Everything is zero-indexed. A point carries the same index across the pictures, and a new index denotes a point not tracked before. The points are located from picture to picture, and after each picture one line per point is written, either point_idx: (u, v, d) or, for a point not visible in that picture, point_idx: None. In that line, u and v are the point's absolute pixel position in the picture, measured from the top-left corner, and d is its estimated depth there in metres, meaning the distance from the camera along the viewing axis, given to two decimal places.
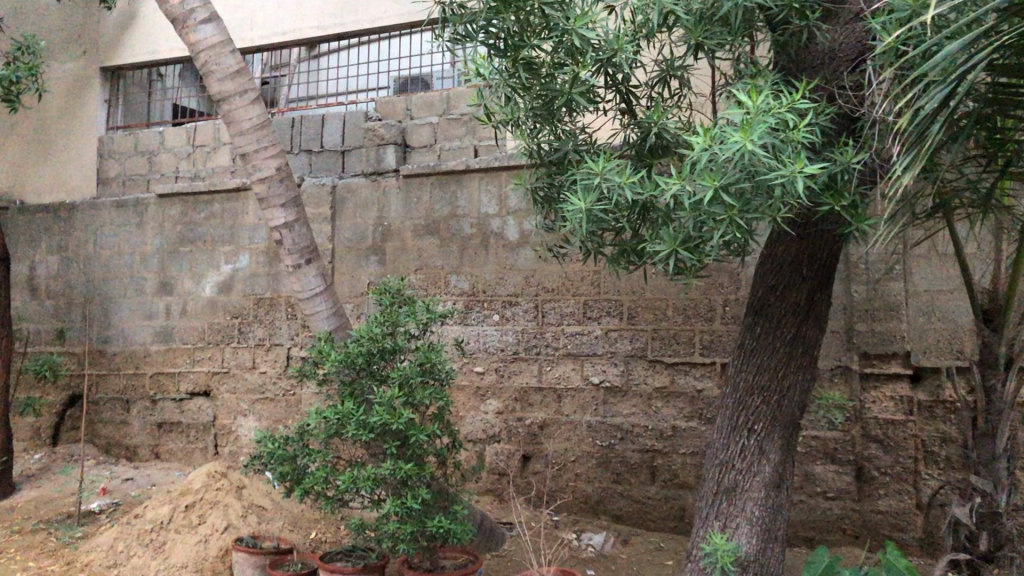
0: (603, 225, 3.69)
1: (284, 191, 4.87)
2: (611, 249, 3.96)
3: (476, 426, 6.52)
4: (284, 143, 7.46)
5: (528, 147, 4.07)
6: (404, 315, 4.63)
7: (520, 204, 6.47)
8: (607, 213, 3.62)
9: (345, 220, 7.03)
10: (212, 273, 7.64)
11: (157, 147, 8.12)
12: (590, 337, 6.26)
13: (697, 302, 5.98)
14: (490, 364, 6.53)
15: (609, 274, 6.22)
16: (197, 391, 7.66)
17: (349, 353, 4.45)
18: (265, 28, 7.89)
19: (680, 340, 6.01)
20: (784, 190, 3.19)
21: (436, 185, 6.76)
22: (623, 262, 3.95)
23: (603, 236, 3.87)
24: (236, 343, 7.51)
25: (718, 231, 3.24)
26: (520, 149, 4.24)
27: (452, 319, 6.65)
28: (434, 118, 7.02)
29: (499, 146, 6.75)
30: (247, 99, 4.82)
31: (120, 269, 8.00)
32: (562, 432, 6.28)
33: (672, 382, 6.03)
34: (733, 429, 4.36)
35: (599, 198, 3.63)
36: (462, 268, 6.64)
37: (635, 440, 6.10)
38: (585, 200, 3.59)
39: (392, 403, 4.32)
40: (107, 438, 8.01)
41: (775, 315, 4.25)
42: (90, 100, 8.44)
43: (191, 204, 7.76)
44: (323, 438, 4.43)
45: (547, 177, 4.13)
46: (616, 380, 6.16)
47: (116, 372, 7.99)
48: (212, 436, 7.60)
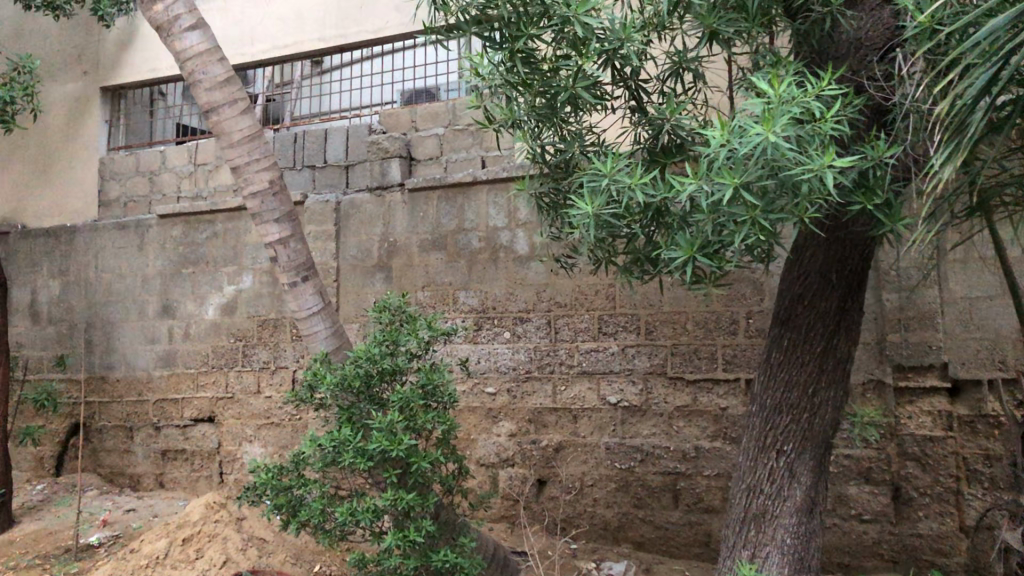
0: (614, 230, 3.39)
1: (277, 205, 4.62)
2: (623, 257, 3.68)
3: (489, 449, 6.22)
4: (286, 159, 7.24)
5: (531, 149, 3.79)
6: (405, 334, 4.36)
7: (530, 216, 6.19)
8: (618, 217, 3.32)
9: (350, 238, 6.78)
10: (215, 294, 7.40)
11: (159, 167, 7.92)
12: (606, 354, 5.95)
13: (718, 315, 5.66)
14: (502, 384, 6.23)
15: (624, 287, 5.92)
16: (202, 417, 7.40)
17: (347, 376, 4.18)
18: (266, 42, 7.69)
19: (701, 355, 5.69)
20: (812, 186, 2.88)
21: (443, 198, 6.50)
22: (636, 271, 3.67)
23: (615, 243, 3.58)
24: (240, 367, 7.26)
25: (739, 234, 2.94)
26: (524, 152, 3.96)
27: (461, 338, 6.37)
28: (440, 129, 6.76)
29: (507, 155, 6.46)
30: (237, 109, 4.58)
31: (122, 293, 7.78)
32: (578, 454, 5.96)
33: (694, 401, 5.71)
34: (760, 450, 4.03)
35: (608, 201, 3.34)
36: (471, 284, 6.37)
37: (656, 462, 5.77)
38: (593, 203, 3.30)
39: (392, 429, 4.04)
40: (110, 467, 7.77)
41: (803, 326, 3.93)
42: (90, 121, 8.27)
43: (192, 224, 7.54)
44: (319, 467, 4.14)
45: (553, 181, 3.84)
46: (634, 399, 5.85)
47: (119, 399, 7.76)
48: (217, 464, 7.33)
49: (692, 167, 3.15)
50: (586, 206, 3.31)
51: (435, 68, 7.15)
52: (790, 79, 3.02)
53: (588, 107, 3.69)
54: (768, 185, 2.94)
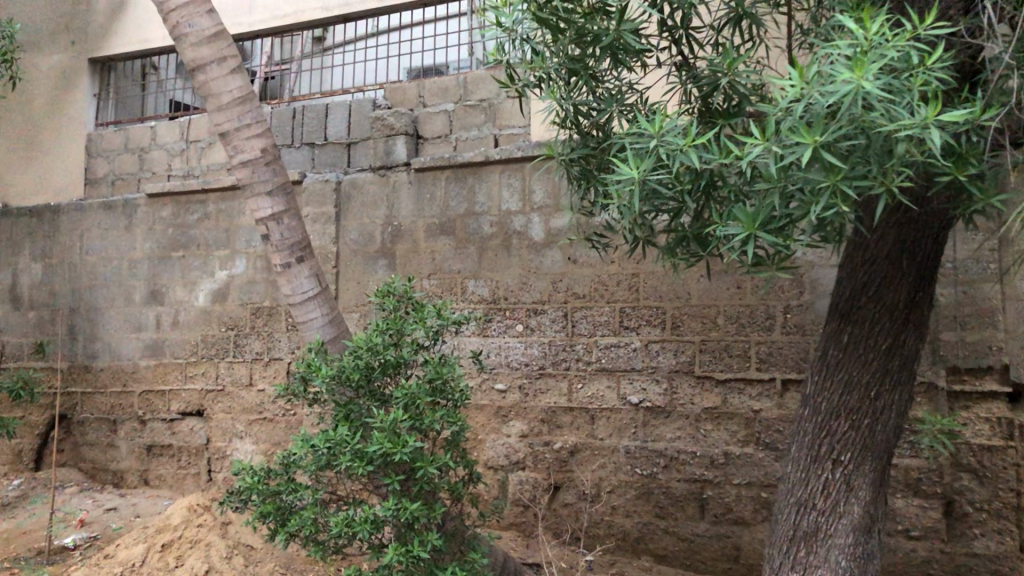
0: (660, 202, 2.92)
1: (271, 176, 4.14)
2: (666, 236, 3.20)
3: (498, 451, 5.74)
4: (285, 136, 6.76)
5: (563, 108, 3.31)
6: (411, 322, 3.88)
7: (547, 199, 5.71)
8: (666, 186, 2.85)
9: (351, 221, 6.29)
10: (206, 280, 6.92)
11: (149, 143, 7.44)
12: (628, 350, 5.46)
13: (752, 308, 5.17)
14: (513, 381, 5.74)
15: (650, 276, 5.43)
16: (190, 411, 6.93)
17: (344, 368, 3.72)
18: (265, 12, 7.20)
19: (733, 352, 5.21)
20: (909, 147, 2.42)
21: (452, 178, 6.01)
22: (680, 251, 3.20)
23: (657, 219, 3.10)
24: (232, 358, 6.78)
25: (818, 204, 2.48)
26: (553, 113, 3.47)
27: (470, 329, 5.89)
28: (450, 105, 6.28)
29: (522, 134, 5.99)
30: (227, 68, 4.10)
31: (108, 277, 7.30)
32: (595, 458, 5.49)
33: (724, 403, 5.23)
34: (813, 460, 3.55)
35: (655, 167, 2.86)
36: (481, 271, 5.88)
37: (680, 469, 5.29)
38: (638, 167, 2.80)
39: (398, 429, 3.56)
40: (93, 462, 7.30)
41: (866, 320, 3.45)
42: (77, 94, 7.78)
43: (183, 204, 7.06)
44: (311, 471, 3.66)
45: (586, 147, 3.36)
46: (658, 400, 5.37)
47: (103, 390, 7.28)
48: (205, 461, 6.85)
49: (757, 128, 2.69)
50: (630, 168, 2.82)
51: (446, 41, 6.67)
52: (882, 20, 2.53)
53: (630, 61, 3.23)
54: (852, 144, 2.47)
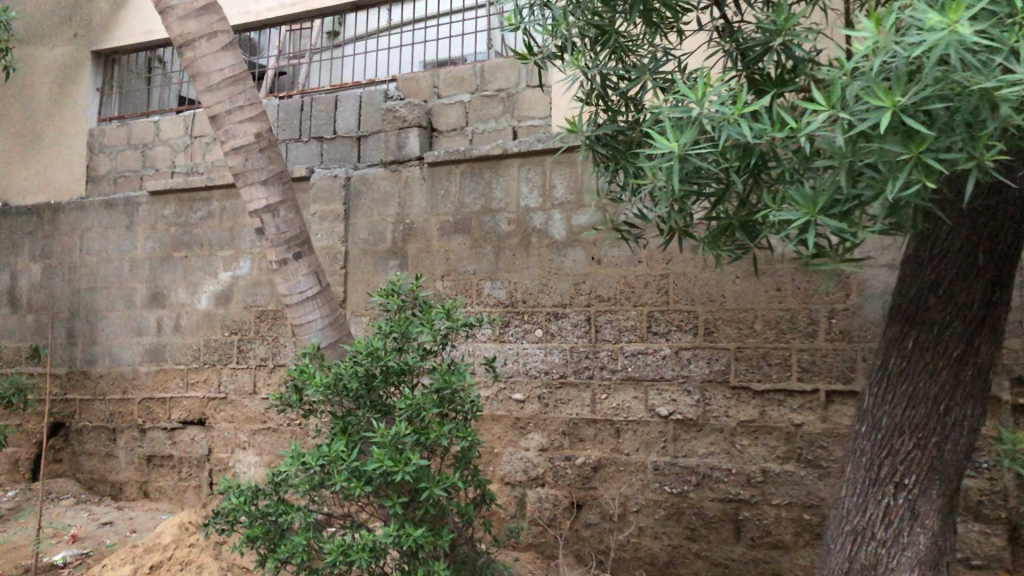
0: (703, 181, 2.53)
1: (266, 164, 3.77)
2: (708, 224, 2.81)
3: (515, 466, 5.34)
4: (292, 130, 6.40)
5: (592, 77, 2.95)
6: (418, 325, 3.49)
7: (568, 195, 5.32)
8: (711, 163, 2.45)
9: (360, 219, 5.92)
10: (209, 281, 6.57)
11: (152, 138, 7.11)
12: (656, 358, 5.04)
13: (793, 313, 4.74)
14: (532, 391, 5.33)
15: (680, 278, 5.01)
16: (191, 420, 6.57)
17: (342, 375, 3.34)
18: (273, 0, 6.86)
19: (771, 361, 4.78)
20: (1011, 110, 2.00)
21: (467, 173, 5.62)
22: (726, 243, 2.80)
23: (698, 204, 2.71)
24: (235, 364, 6.41)
25: (897, 181, 2.08)
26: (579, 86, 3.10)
27: (486, 335, 5.49)
28: (466, 95, 5.89)
29: (543, 126, 5.60)
30: (217, 45, 3.74)
31: (108, 278, 6.97)
32: (621, 475, 5.07)
33: (761, 416, 4.80)
34: (871, 484, 3.11)
35: (697, 140, 2.47)
36: (498, 272, 5.48)
37: (714, 487, 4.87)
38: (679, 139, 2.41)
39: (400, 445, 3.17)
40: (91, 472, 6.96)
41: (935, 324, 3.01)
42: (80, 88, 7.45)
43: (186, 202, 6.72)
44: (304, 492, 3.26)
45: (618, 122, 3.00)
46: (689, 412, 4.95)
47: (103, 397, 6.94)
48: (207, 473, 6.49)
49: (820, 95, 2.28)
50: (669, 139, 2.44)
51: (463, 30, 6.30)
52: None
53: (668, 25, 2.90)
54: (939, 110, 2.06)
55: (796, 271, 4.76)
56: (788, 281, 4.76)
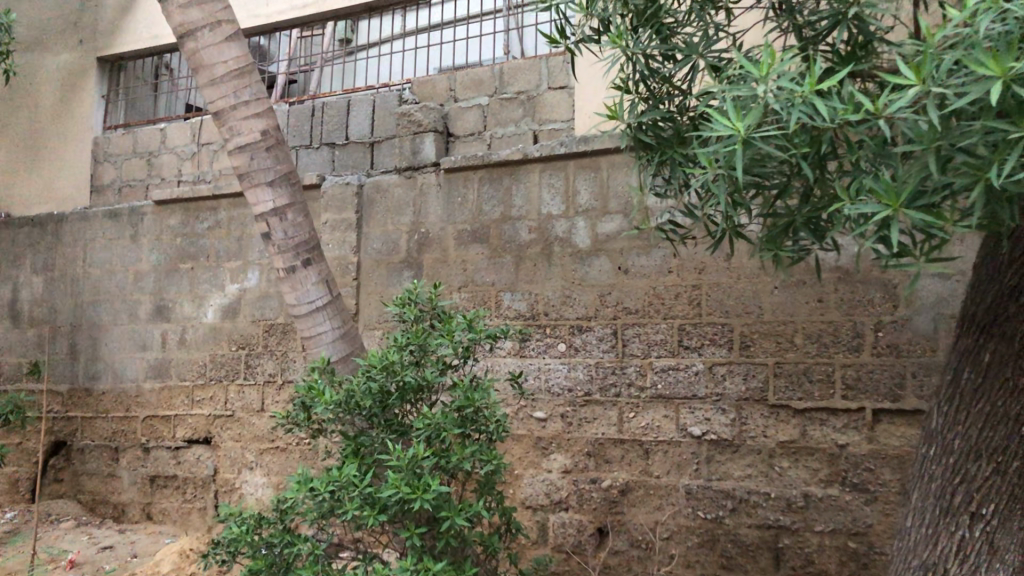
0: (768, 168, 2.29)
1: (272, 163, 3.50)
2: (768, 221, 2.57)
3: (537, 489, 5.02)
4: (303, 137, 6.15)
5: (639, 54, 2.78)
6: (437, 337, 3.20)
7: (593, 201, 5.04)
8: (778, 147, 2.21)
9: (373, 228, 5.64)
10: (216, 294, 6.30)
11: (158, 146, 6.87)
12: (688, 374, 4.74)
13: (837, 326, 4.44)
14: (555, 409, 5.02)
15: (714, 289, 4.71)
16: (196, 438, 6.29)
17: (355, 391, 3.07)
18: (284, 3, 6.61)
19: (813, 378, 4.47)
20: None
21: (486, 179, 5.34)
22: (787, 243, 2.54)
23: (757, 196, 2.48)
24: (242, 381, 6.14)
25: (1010, 158, 1.90)
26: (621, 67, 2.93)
27: (506, 349, 5.20)
28: (484, 98, 5.62)
29: (566, 129, 5.33)
30: (221, 35, 3.51)
31: (111, 290, 6.72)
32: (650, 499, 4.76)
33: (803, 436, 4.48)
34: (944, 513, 2.81)
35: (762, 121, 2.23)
36: (518, 283, 5.19)
37: (751, 513, 4.55)
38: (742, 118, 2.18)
39: (419, 470, 2.88)
40: (92, 493, 6.67)
41: (1015, 336, 2.71)
42: (85, 95, 7.24)
43: (192, 211, 6.47)
44: (311, 521, 2.96)
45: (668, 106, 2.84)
46: (724, 432, 4.63)
47: (104, 414, 6.66)
48: (212, 494, 6.20)
49: (907, 69, 2.07)
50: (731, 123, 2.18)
51: (480, 38, 6.05)
52: None
53: None
54: None
55: (839, 281, 4.45)
56: (830, 291, 4.47)
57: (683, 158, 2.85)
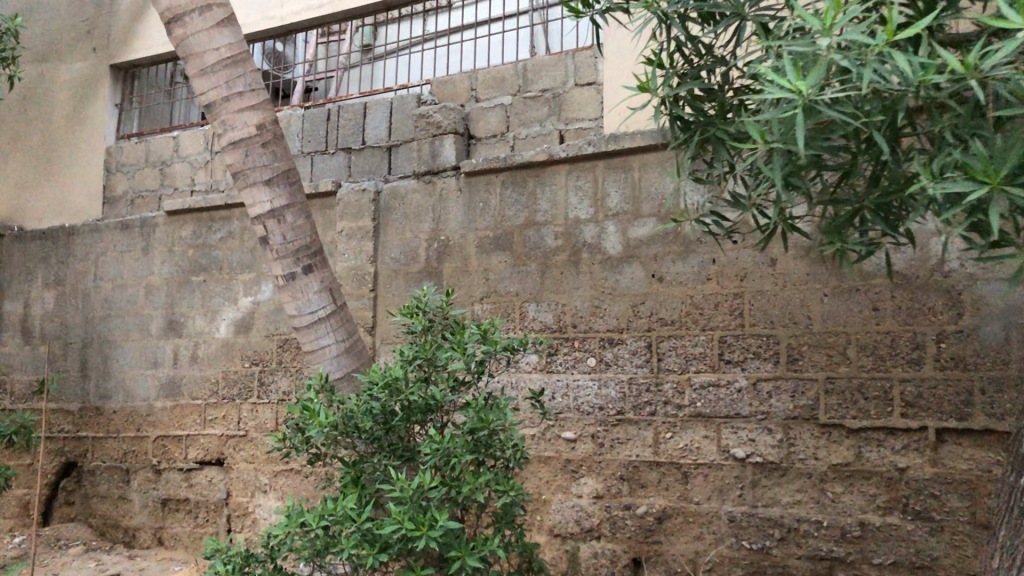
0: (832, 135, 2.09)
1: (268, 160, 3.37)
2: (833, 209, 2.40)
3: (566, 516, 4.66)
4: (317, 142, 5.83)
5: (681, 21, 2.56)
6: (446, 351, 3.00)
7: (624, 204, 4.68)
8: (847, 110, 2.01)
9: (390, 237, 5.32)
10: (228, 308, 6.01)
11: (171, 156, 6.63)
12: (730, 392, 4.35)
13: (895, 336, 4.02)
14: (584, 430, 4.66)
15: (758, 298, 4.32)
16: (209, 459, 5.99)
17: (355, 412, 2.92)
18: (298, 4, 6.35)
19: (868, 394, 4.05)
20: None
21: (508, 183, 5.01)
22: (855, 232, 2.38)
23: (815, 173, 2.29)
24: (256, 400, 5.83)
25: None
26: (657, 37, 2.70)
27: (532, 364, 4.84)
28: (507, 98, 5.28)
29: (593, 128, 4.99)
30: (211, 20, 3.42)
31: (123, 305, 6.46)
32: (690, 526, 4.38)
33: (858, 459, 4.07)
34: None
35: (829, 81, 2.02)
36: (544, 294, 4.84)
37: (802, 543, 4.13)
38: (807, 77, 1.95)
39: (424, 503, 2.70)
40: (102, 516, 6.38)
41: None
42: (98, 105, 7.03)
43: (204, 222, 6.20)
44: (305, 559, 2.79)
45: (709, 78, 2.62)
46: (771, 455, 4.24)
47: (115, 434, 6.39)
48: (225, 519, 5.89)
49: (1011, 12, 1.77)
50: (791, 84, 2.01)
51: (503, 40, 5.73)
52: None
53: None
54: None
55: (897, 287, 4.04)
56: (886, 299, 4.05)
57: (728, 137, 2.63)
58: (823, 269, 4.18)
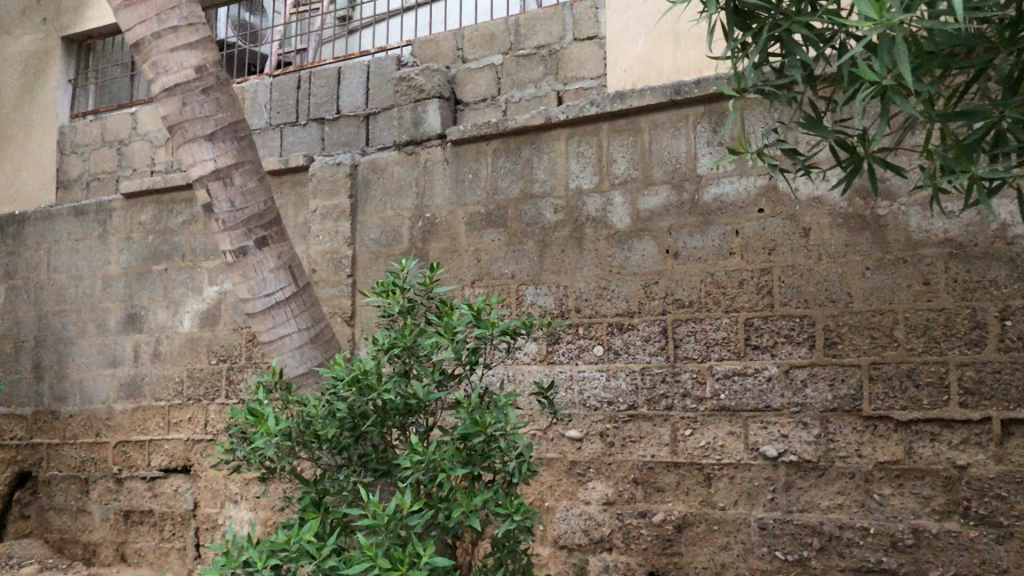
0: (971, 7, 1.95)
1: (210, 110, 3.14)
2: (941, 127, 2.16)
3: (573, 525, 4.11)
4: (287, 113, 5.21)
5: None
6: (427, 342, 2.55)
7: (632, 170, 4.13)
8: None
9: (369, 215, 4.76)
10: (192, 298, 5.44)
11: (129, 134, 6.05)
12: (759, 380, 3.81)
13: (949, 314, 3.49)
14: (590, 427, 4.11)
15: (788, 274, 3.78)
16: (174, 467, 5.42)
17: (314, 417, 2.52)
18: None
19: (919, 381, 3.52)
20: None
21: (501, 150, 4.45)
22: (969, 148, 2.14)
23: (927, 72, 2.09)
24: (224, 400, 5.27)
25: None
26: None
27: (530, 355, 4.30)
28: (497, 58, 4.71)
29: (596, 88, 4.44)
30: None
31: (78, 298, 5.88)
32: (715, 536, 3.83)
33: (909, 456, 3.53)
34: None
35: None
36: (543, 275, 4.28)
37: (847, 554, 3.59)
38: None
39: (406, 533, 2.29)
40: (60, 531, 5.78)
41: None
42: (49, 81, 6.42)
43: (165, 204, 5.63)
44: None
45: None
46: (808, 453, 3.69)
47: (72, 441, 5.80)
48: (192, 533, 5.32)
49: None
50: None
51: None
52: None
53: None
54: None
55: (951, 257, 3.50)
56: (939, 271, 3.52)
57: (806, 41, 2.26)
58: (864, 239, 3.65)
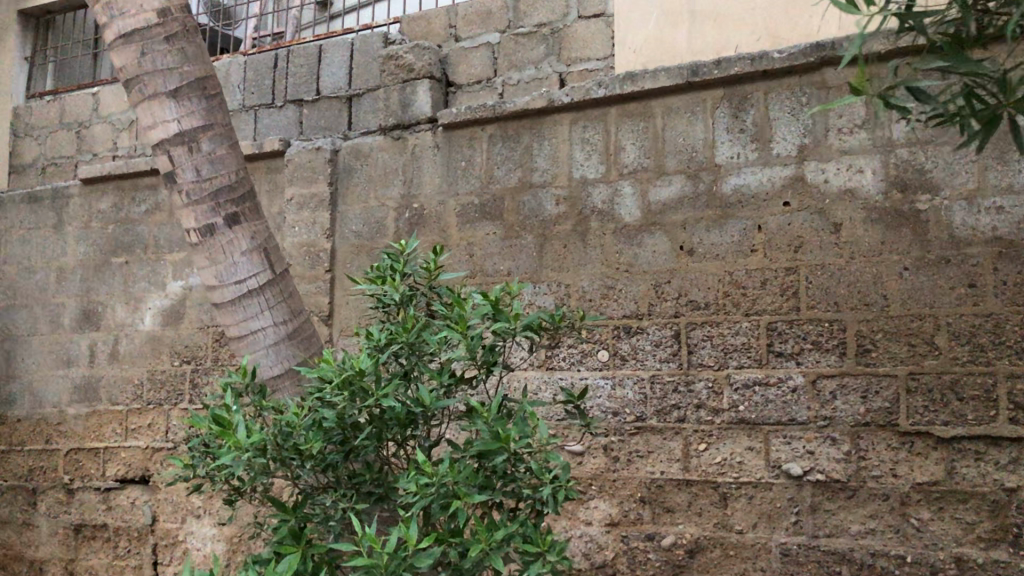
0: None
1: (174, 61, 2.78)
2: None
3: (572, 547, 3.73)
4: (262, 94, 4.78)
5: None
6: (433, 337, 2.24)
7: (643, 158, 3.77)
8: None
9: (351, 205, 4.36)
10: (155, 293, 5.00)
11: (90, 116, 5.60)
12: (783, 392, 3.45)
13: (998, 320, 3.16)
14: (593, 440, 3.73)
15: (817, 274, 3.43)
16: (131, 478, 4.97)
17: (295, 428, 2.17)
18: None
19: (963, 393, 3.18)
20: None
21: (498, 136, 4.07)
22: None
23: None
24: (187, 406, 4.83)
25: None
26: None
27: (527, 360, 3.91)
28: (494, 36, 4.33)
29: (602, 70, 4.08)
30: None
31: (29, 293, 5.41)
32: (731, 562, 3.47)
33: (950, 477, 3.19)
34: None
35: None
36: (542, 273, 3.90)
37: None
38: None
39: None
40: (4, 546, 5.30)
41: None
42: (3, 57, 5.94)
43: (127, 191, 5.19)
44: None
45: None
46: (837, 472, 3.34)
47: (19, 448, 5.32)
48: (149, 549, 4.87)
49: None
50: None
51: None
52: None
53: None
54: None
55: (1000, 258, 3.18)
56: (986, 272, 3.19)
57: None
58: (903, 235, 3.32)
